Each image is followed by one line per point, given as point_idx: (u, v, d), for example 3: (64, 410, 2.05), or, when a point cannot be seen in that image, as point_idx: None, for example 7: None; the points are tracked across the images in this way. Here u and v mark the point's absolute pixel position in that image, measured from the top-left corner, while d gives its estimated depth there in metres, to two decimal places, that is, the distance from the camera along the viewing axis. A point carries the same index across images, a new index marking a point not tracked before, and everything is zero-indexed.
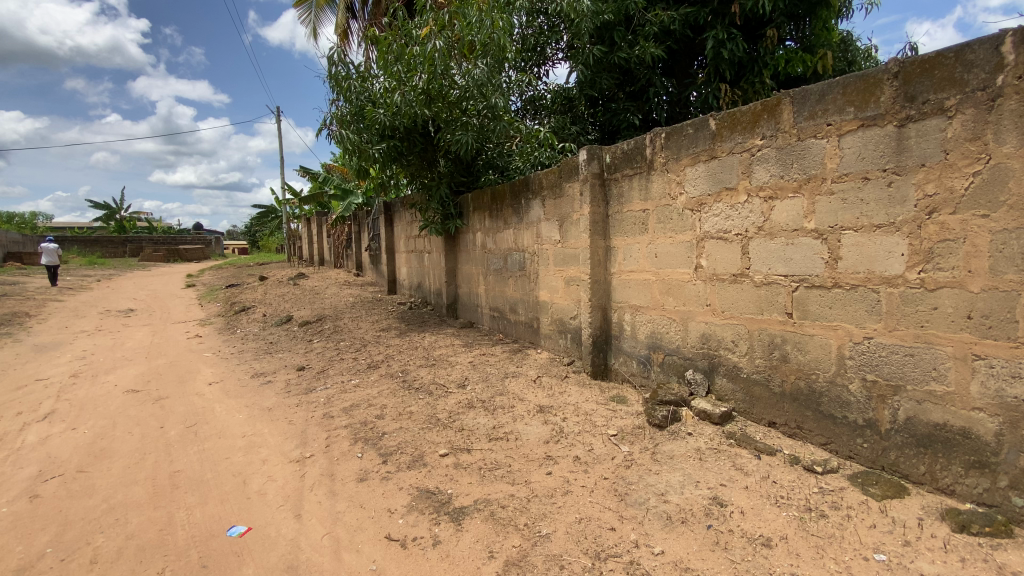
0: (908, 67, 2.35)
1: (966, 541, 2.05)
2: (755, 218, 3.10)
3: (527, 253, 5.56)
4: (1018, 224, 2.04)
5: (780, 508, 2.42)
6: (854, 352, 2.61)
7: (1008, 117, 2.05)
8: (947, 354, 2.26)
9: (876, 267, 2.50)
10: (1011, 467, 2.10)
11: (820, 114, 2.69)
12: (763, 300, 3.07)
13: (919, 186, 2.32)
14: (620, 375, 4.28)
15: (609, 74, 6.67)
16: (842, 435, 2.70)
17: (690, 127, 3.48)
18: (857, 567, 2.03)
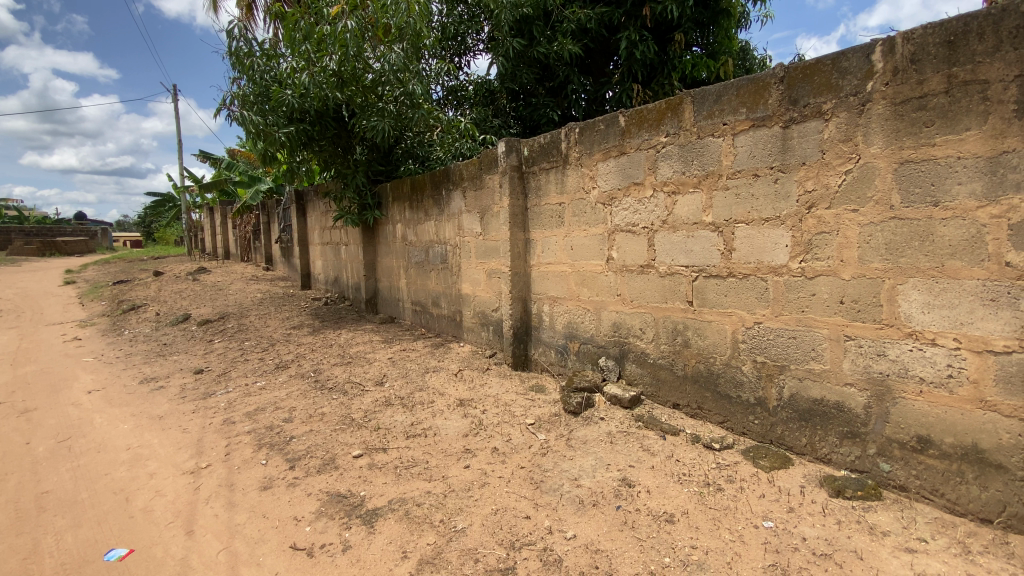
0: (792, 72, 2.55)
1: (840, 505, 2.29)
2: (660, 212, 3.24)
3: (448, 245, 5.47)
4: (881, 218, 2.28)
5: (683, 484, 2.57)
6: (746, 336, 2.82)
7: (876, 120, 2.28)
8: (824, 336, 2.50)
9: (765, 258, 2.71)
10: (877, 436, 2.36)
11: (717, 113, 2.86)
12: (668, 290, 3.23)
13: (800, 183, 2.54)
14: (539, 365, 4.34)
15: (529, 69, 6.70)
16: (736, 412, 2.91)
17: (601, 123, 3.57)
18: (748, 534, 2.19)
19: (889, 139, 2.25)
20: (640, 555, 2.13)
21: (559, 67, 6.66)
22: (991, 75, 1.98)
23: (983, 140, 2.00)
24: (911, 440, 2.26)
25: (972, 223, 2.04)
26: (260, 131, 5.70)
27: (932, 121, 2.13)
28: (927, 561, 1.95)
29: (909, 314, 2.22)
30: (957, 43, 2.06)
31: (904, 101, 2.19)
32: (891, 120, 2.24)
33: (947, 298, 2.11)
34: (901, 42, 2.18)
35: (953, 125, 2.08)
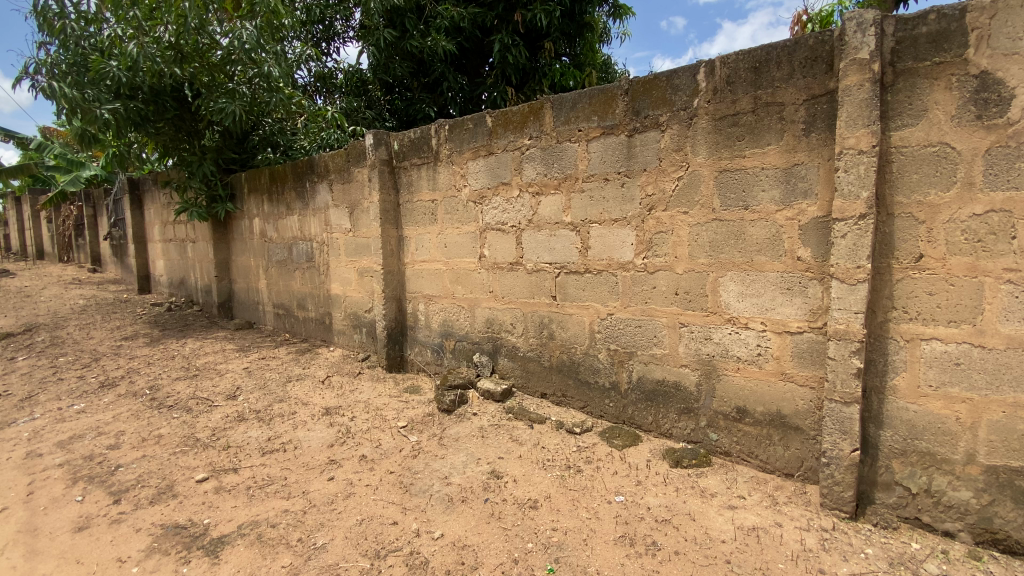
0: (635, 86, 2.79)
1: (678, 474, 2.58)
2: (526, 211, 3.35)
3: (314, 242, 5.12)
4: (706, 219, 2.60)
5: (547, 470, 2.70)
6: (602, 326, 3.05)
7: (701, 134, 2.58)
8: (663, 324, 2.80)
9: (615, 255, 2.95)
10: (706, 409, 2.69)
11: (573, 120, 3.04)
12: (534, 286, 3.36)
13: (642, 188, 2.81)
14: (415, 366, 4.25)
15: (403, 62, 6.50)
16: (595, 397, 3.13)
17: (469, 122, 3.59)
18: (603, 510, 2.37)
19: (711, 150, 2.56)
20: (504, 544, 2.19)
21: (434, 63, 6.55)
22: (785, 99, 2.34)
23: (780, 153, 2.36)
24: (732, 411, 2.61)
25: (773, 224, 2.40)
26: (76, 107, 4.81)
27: (743, 136, 2.46)
28: (745, 514, 2.27)
29: (728, 302, 2.56)
30: (761, 70, 2.40)
31: (722, 117, 2.52)
32: (712, 134, 2.55)
33: (755, 289, 2.47)
34: (719, 66, 2.50)
35: (758, 140, 2.42)
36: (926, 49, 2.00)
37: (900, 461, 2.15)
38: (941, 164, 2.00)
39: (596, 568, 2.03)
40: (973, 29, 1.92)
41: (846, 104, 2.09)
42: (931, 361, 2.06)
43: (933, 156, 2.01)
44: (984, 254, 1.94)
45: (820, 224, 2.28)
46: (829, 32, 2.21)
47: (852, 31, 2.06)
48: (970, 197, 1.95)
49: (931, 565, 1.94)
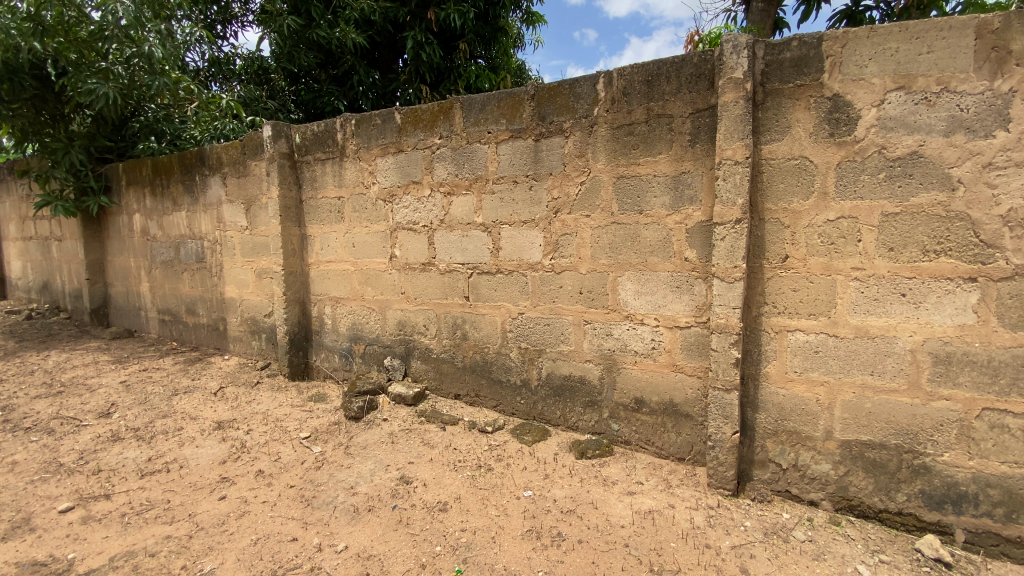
0: (540, 91, 2.87)
1: (583, 465, 2.69)
2: (437, 211, 3.32)
3: (205, 241, 4.70)
4: (606, 222, 2.73)
5: (457, 471, 2.70)
6: (513, 325, 3.10)
7: (601, 140, 2.71)
8: (570, 322, 2.90)
9: (525, 256, 3.01)
10: (609, 402, 2.84)
11: (483, 122, 3.06)
12: (447, 286, 3.34)
13: (548, 191, 2.89)
14: (321, 373, 4.05)
15: (308, 52, 6.14)
16: (507, 395, 3.18)
17: (377, 118, 3.49)
18: (511, 506, 2.41)
19: (610, 156, 2.70)
20: (412, 550, 2.15)
21: (342, 55, 6.26)
22: (674, 111, 2.52)
23: (670, 162, 2.54)
24: (631, 402, 2.77)
25: (664, 228, 2.58)
26: None
27: (637, 145, 2.62)
28: (642, 499, 2.43)
29: (627, 300, 2.71)
30: (652, 83, 2.56)
31: (620, 126, 2.66)
32: (611, 141, 2.69)
33: (650, 287, 2.64)
34: (616, 77, 2.64)
35: (651, 149, 2.59)
36: (790, 72, 2.24)
37: (773, 440, 2.40)
38: (802, 175, 2.25)
39: (503, 564, 2.06)
40: (828, 56, 2.16)
41: (724, 119, 2.30)
42: (797, 350, 2.32)
43: (795, 168, 2.26)
44: (836, 255, 2.21)
45: (704, 228, 2.48)
46: (711, 52, 2.40)
47: (729, 52, 2.26)
48: (825, 205, 2.21)
49: (799, 532, 2.20)
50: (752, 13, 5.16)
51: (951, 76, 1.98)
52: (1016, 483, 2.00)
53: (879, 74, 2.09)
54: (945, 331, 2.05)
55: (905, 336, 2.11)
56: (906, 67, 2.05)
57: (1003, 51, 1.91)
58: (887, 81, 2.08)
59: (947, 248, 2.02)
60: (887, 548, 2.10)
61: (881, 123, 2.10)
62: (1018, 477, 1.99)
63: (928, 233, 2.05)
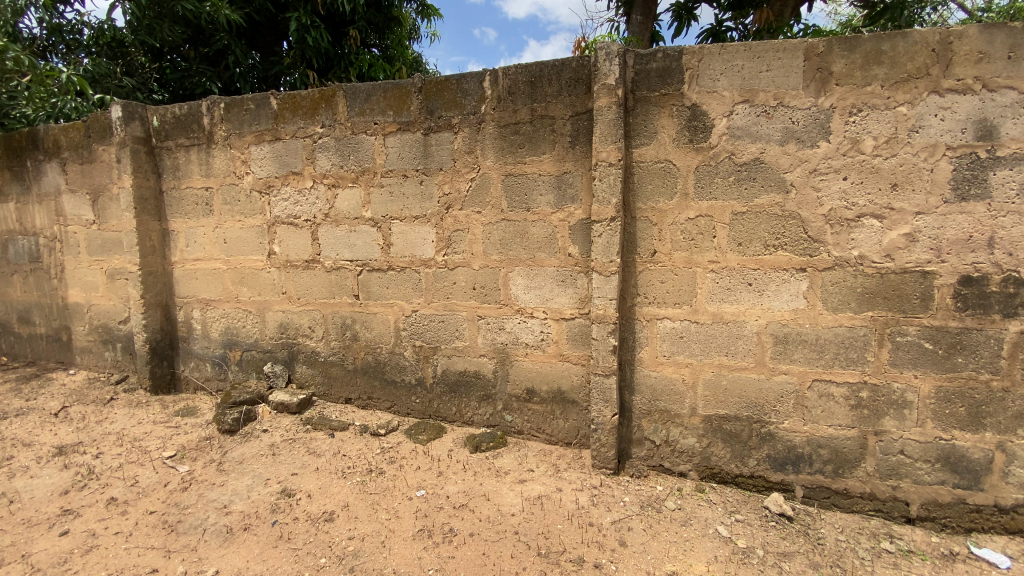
0: (427, 85, 2.83)
1: (476, 459, 2.73)
2: (321, 205, 3.14)
3: (40, 238, 4.02)
4: (497, 219, 2.78)
5: (346, 478, 2.60)
6: (406, 324, 3.04)
7: (488, 137, 2.74)
8: (464, 318, 2.91)
9: (416, 252, 2.96)
10: (502, 394, 2.90)
11: (368, 112, 2.95)
12: (334, 285, 3.18)
13: (439, 186, 2.87)
14: (191, 384, 3.67)
15: (172, 26, 5.40)
16: (401, 396, 3.12)
17: (250, 102, 3.22)
18: (402, 508, 2.37)
19: (497, 154, 2.74)
20: (294, 566, 2.04)
21: (215, 32, 5.63)
22: (556, 113, 2.62)
23: (554, 161, 2.64)
24: (523, 393, 2.85)
25: (550, 225, 2.68)
26: None
27: (523, 143, 2.69)
28: (532, 486, 2.52)
29: (518, 295, 2.78)
30: (535, 84, 2.64)
31: (505, 124, 2.71)
32: (498, 139, 2.73)
33: (539, 281, 2.73)
34: (501, 76, 2.68)
35: (536, 148, 2.67)
36: (656, 81, 2.43)
37: (648, 420, 2.61)
38: (667, 177, 2.46)
39: (393, 568, 2.02)
40: (687, 68, 2.38)
41: (599, 122, 2.43)
42: (666, 336, 2.54)
43: (661, 170, 2.46)
44: (696, 250, 2.45)
45: (585, 225, 2.61)
46: (587, 58, 2.53)
47: (603, 59, 2.40)
48: (687, 205, 2.44)
49: (670, 502, 2.42)
50: (632, 24, 5.53)
51: (786, 92, 2.27)
52: (839, 442, 2.36)
53: (729, 88, 2.34)
54: (783, 315, 2.36)
55: (753, 321, 2.40)
56: (750, 82, 2.31)
57: (825, 72, 2.22)
58: (735, 94, 2.33)
59: (783, 243, 2.33)
60: (742, 508, 2.38)
61: (731, 132, 2.35)
62: (841, 437, 2.35)
63: (769, 230, 2.34)
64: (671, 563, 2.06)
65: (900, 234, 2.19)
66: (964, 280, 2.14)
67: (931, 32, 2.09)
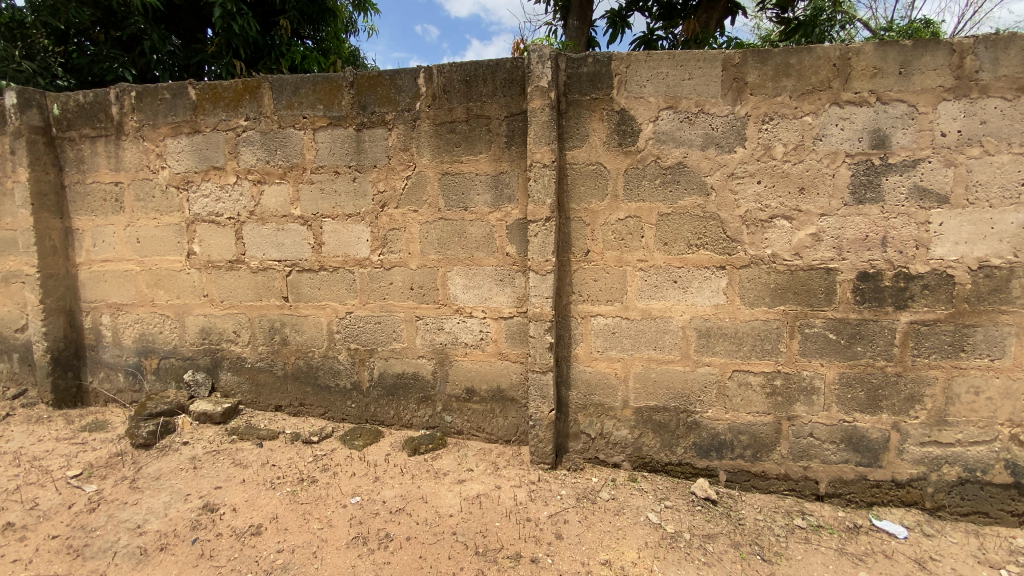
0: (359, 79, 2.75)
1: (415, 462, 2.69)
2: (246, 202, 2.99)
3: None
4: (433, 218, 2.75)
5: (275, 489, 2.48)
6: (340, 326, 2.95)
7: (423, 135, 2.71)
8: (400, 319, 2.86)
9: (349, 251, 2.88)
10: (441, 395, 2.87)
11: (296, 106, 2.84)
12: (261, 286, 3.03)
13: (373, 183, 2.80)
14: (101, 397, 3.37)
15: (79, 7, 4.90)
16: (336, 401, 3.02)
17: (166, 91, 3.00)
18: (336, 516, 2.30)
19: (433, 152, 2.71)
20: None
21: (129, 15, 5.17)
22: (491, 113, 2.63)
23: (490, 161, 2.65)
24: (462, 393, 2.85)
25: (487, 224, 2.69)
26: None
27: (459, 142, 2.68)
28: (471, 485, 2.52)
29: (456, 295, 2.77)
30: (470, 83, 2.63)
31: (441, 123, 2.68)
32: (433, 137, 2.70)
33: (477, 281, 2.73)
34: (436, 73, 2.65)
35: (472, 148, 2.67)
36: (587, 85, 2.50)
37: (584, 414, 2.68)
38: (599, 179, 2.53)
39: None
40: (616, 74, 2.46)
41: (533, 124, 2.47)
42: (600, 332, 2.61)
43: (594, 172, 2.53)
44: (626, 249, 2.54)
45: (521, 225, 2.64)
46: (521, 59, 2.55)
47: (535, 61, 2.43)
48: (617, 206, 2.53)
49: (604, 493, 2.50)
50: (570, 29, 5.65)
51: (706, 100, 2.40)
52: (757, 428, 2.53)
53: (655, 94, 2.44)
54: (705, 310, 2.49)
55: (679, 316, 2.52)
56: (674, 89, 2.42)
57: (741, 82, 2.37)
58: (661, 100, 2.44)
59: (706, 242, 2.46)
60: (672, 495, 2.50)
61: (657, 137, 2.46)
62: (758, 423, 2.52)
63: (691, 230, 2.47)
64: (605, 552, 2.13)
65: (807, 234, 2.38)
66: (861, 276, 2.35)
67: (832, 48, 2.27)
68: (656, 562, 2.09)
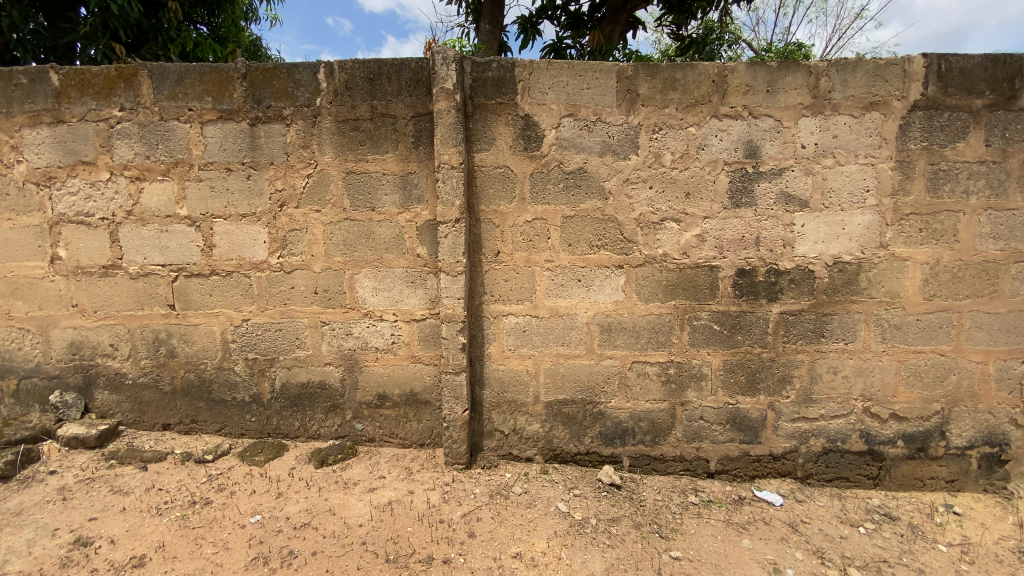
0: (253, 72, 2.59)
1: (322, 473, 2.59)
2: (122, 200, 2.70)
3: None
4: (338, 218, 2.66)
5: (162, 515, 2.27)
6: (236, 335, 2.76)
7: (325, 132, 2.61)
8: (304, 325, 2.74)
9: (245, 254, 2.70)
10: (351, 402, 2.79)
11: (180, 97, 2.61)
12: (143, 293, 2.76)
13: (270, 182, 2.65)
14: None
15: None
16: (233, 415, 2.82)
17: (21, 75, 2.63)
18: (233, 538, 2.15)
19: (336, 150, 2.62)
20: None
21: None
22: (397, 112, 2.59)
23: (397, 161, 2.61)
24: (373, 399, 2.78)
25: (396, 225, 2.65)
26: None
27: (364, 141, 2.61)
28: (382, 492, 2.47)
29: (364, 298, 2.70)
30: (374, 81, 2.57)
31: (344, 120, 2.60)
32: (336, 135, 2.61)
33: (386, 283, 2.68)
34: (337, 69, 2.56)
35: (378, 147, 2.61)
36: (492, 90, 2.54)
37: (496, 412, 2.73)
38: (506, 182, 2.59)
39: None
40: (520, 80, 2.53)
41: (439, 125, 2.47)
42: (511, 331, 2.67)
43: (501, 175, 2.59)
44: (534, 250, 2.62)
45: (430, 226, 2.63)
46: (426, 59, 2.54)
47: (439, 62, 2.43)
48: (524, 208, 2.60)
49: (517, 487, 2.56)
50: (482, 32, 5.71)
51: (603, 109, 2.54)
52: (655, 414, 2.71)
53: (556, 101, 2.54)
54: (607, 306, 2.64)
55: (583, 313, 2.65)
56: (574, 97, 2.54)
57: (634, 93, 2.53)
58: (562, 107, 2.54)
59: (606, 243, 2.60)
60: (580, 484, 2.62)
61: (559, 142, 2.56)
62: (656, 410, 2.71)
63: (592, 231, 2.60)
64: (516, 546, 2.19)
65: (694, 234, 2.59)
66: (740, 272, 2.61)
67: (712, 66, 2.50)
68: (564, 550, 2.18)
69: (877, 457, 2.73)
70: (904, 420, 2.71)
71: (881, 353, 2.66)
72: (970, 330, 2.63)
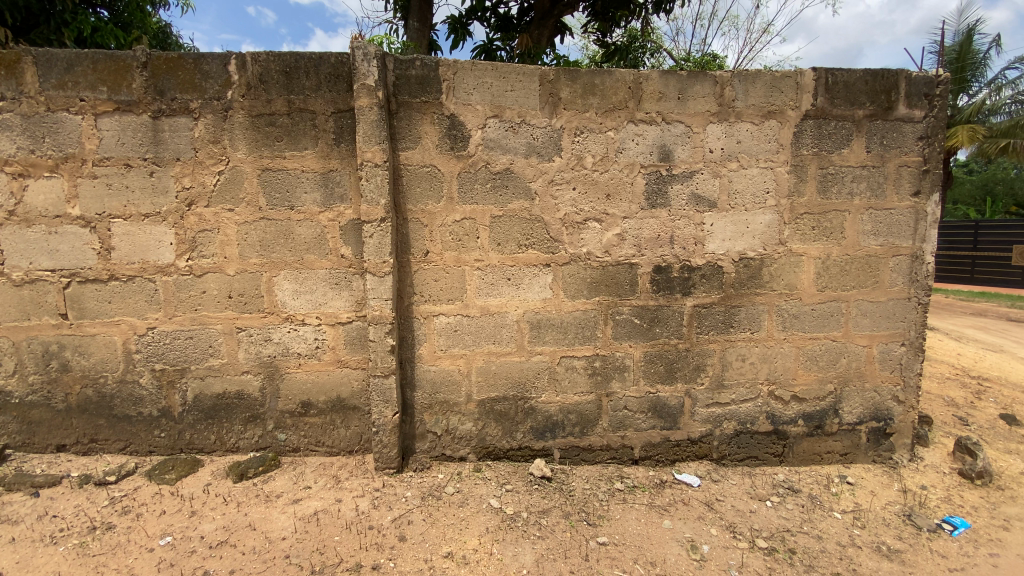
0: (154, 61, 2.41)
1: (242, 487, 2.46)
2: (1, 199, 2.43)
3: None
4: (253, 218, 2.53)
5: (56, 544, 2.07)
6: (140, 344, 2.56)
7: (238, 127, 2.48)
8: (218, 331, 2.59)
9: (149, 256, 2.51)
10: (273, 412, 2.67)
11: (70, 85, 2.39)
12: (29, 302, 2.50)
13: (176, 179, 2.48)
14: None
15: None
16: (139, 432, 2.62)
17: None
18: (140, 563, 2.00)
19: (250, 147, 2.50)
20: None
21: None
22: (316, 108, 2.50)
23: (317, 159, 2.53)
24: (297, 406, 2.67)
25: (317, 225, 2.56)
26: None
27: (281, 137, 2.50)
28: (308, 503, 2.38)
29: (284, 301, 2.59)
30: (291, 75, 2.48)
31: (258, 115, 2.48)
32: (250, 130, 2.49)
33: (308, 285, 2.59)
34: (250, 62, 2.44)
35: (296, 144, 2.51)
36: (416, 88, 2.52)
37: (428, 413, 2.71)
38: (432, 181, 2.58)
39: None
40: (444, 79, 2.53)
41: (361, 122, 2.42)
42: (441, 330, 2.67)
43: (427, 174, 2.57)
44: (462, 249, 2.63)
45: (355, 225, 2.57)
46: (346, 55, 2.48)
47: (360, 59, 2.38)
48: (451, 208, 2.60)
49: (449, 487, 2.56)
50: (410, 30, 5.64)
51: (527, 111, 2.60)
52: (583, 407, 2.81)
53: (481, 102, 2.56)
54: (535, 304, 2.70)
55: (512, 311, 2.69)
56: (498, 99, 2.58)
57: (555, 97, 2.61)
58: (487, 108, 2.57)
59: (532, 243, 2.66)
60: (512, 479, 2.66)
61: (485, 143, 2.59)
62: (584, 402, 2.81)
63: (520, 231, 2.65)
64: (448, 545, 2.19)
65: (614, 234, 2.71)
66: (657, 269, 2.76)
67: (627, 73, 2.63)
68: (495, 545, 2.21)
69: (781, 436, 2.98)
70: (804, 401, 2.98)
71: (783, 340, 2.91)
72: (857, 317, 2.94)
